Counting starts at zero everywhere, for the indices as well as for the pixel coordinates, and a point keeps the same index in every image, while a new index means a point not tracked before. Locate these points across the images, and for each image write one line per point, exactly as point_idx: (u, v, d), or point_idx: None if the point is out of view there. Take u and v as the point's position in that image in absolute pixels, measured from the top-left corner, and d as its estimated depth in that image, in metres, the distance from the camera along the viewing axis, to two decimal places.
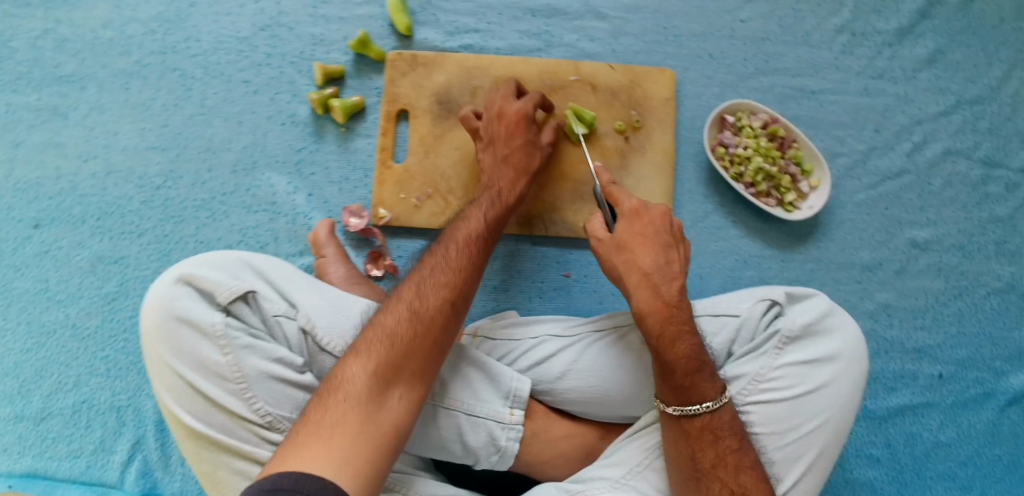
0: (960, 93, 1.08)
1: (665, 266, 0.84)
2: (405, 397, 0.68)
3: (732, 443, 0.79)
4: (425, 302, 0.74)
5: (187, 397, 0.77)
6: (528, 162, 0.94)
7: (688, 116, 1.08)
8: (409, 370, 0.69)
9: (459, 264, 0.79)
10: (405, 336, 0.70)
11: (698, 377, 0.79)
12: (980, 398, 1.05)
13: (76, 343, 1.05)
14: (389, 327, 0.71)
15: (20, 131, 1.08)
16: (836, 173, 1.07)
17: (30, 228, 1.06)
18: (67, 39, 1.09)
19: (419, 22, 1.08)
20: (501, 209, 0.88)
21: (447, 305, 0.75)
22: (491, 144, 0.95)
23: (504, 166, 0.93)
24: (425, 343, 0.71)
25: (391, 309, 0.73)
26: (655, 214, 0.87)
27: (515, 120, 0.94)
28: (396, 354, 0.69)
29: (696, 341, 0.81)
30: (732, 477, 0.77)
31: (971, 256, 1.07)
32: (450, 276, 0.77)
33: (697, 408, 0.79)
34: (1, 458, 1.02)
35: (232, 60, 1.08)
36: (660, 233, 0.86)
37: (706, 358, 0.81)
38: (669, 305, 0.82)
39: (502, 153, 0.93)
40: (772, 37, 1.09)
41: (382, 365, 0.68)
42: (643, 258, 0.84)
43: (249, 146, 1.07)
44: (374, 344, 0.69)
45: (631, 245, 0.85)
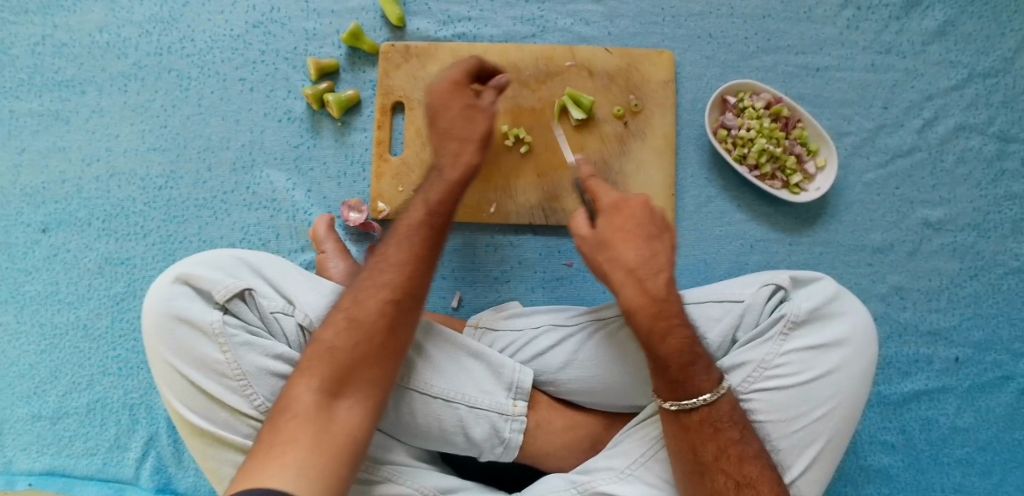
0: (973, 66, 1.04)
1: (650, 260, 0.81)
2: (358, 404, 0.69)
3: (733, 435, 0.77)
4: (362, 308, 0.73)
5: (190, 395, 0.78)
6: (471, 129, 0.88)
7: (688, 98, 1.05)
8: (359, 376, 0.69)
9: (399, 258, 0.77)
10: (347, 345, 0.70)
11: (693, 370, 0.78)
12: (998, 381, 1.02)
13: (87, 344, 1.07)
14: (330, 340, 0.71)
15: (23, 137, 1.09)
16: (844, 153, 1.04)
17: (37, 232, 1.08)
18: (64, 44, 1.10)
19: (411, 13, 1.07)
20: (445, 187, 0.84)
21: (389, 305, 0.73)
22: (431, 120, 0.89)
23: (448, 139, 0.87)
24: (371, 348, 0.71)
25: (330, 322, 0.73)
26: (636, 205, 0.84)
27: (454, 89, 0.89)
28: (341, 366, 0.69)
29: (689, 333, 0.79)
30: (736, 468, 0.76)
31: (987, 234, 1.03)
32: (390, 273, 0.75)
33: (693, 402, 0.77)
34: (22, 457, 1.04)
35: (227, 58, 1.08)
36: (644, 226, 0.83)
37: (701, 349, 0.79)
38: (657, 300, 0.79)
39: (443, 126, 0.88)
40: (773, 14, 1.06)
41: (327, 378, 0.68)
42: (627, 256, 0.81)
43: (247, 144, 1.07)
44: (318, 357, 0.69)
45: (614, 242, 0.82)
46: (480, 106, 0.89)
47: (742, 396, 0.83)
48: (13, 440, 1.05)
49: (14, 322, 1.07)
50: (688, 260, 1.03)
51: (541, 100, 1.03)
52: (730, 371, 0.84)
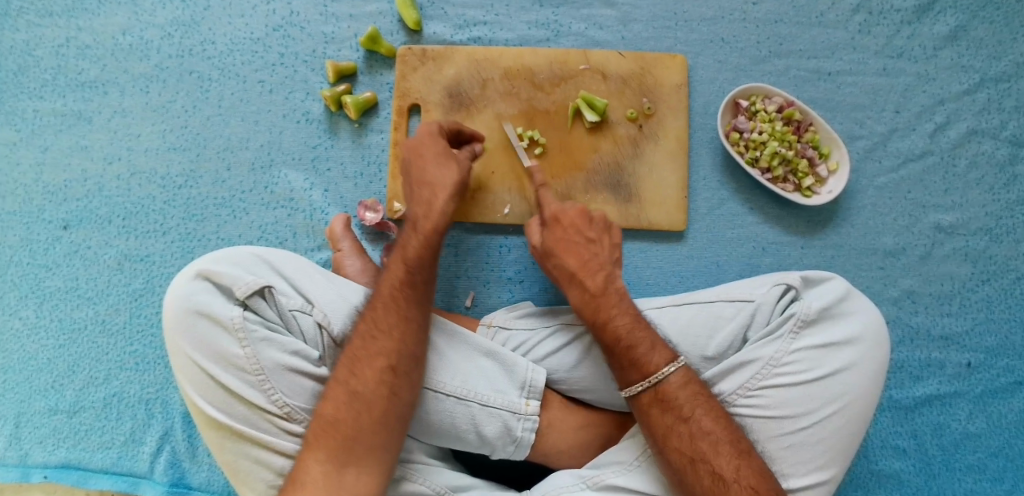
0: (985, 71, 1.05)
1: (589, 261, 0.89)
2: (364, 471, 0.74)
3: (682, 412, 0.78)
4: (360, 380, 0.77)
5: (209, 389, 0.79)
6: (445, 176, 0.90)
7: (700, 102, 1.06)
8: (362, 445, 0.75)
9: (387, 324, 0.80)
10: (347, 419, 0.75)
11: (634, 354, 0.81)
12: (1011, 386, 1.02)
13: (105, 339, 1.08)
14: (330, 413, 0.76)
15: (47, 136, 1.12)
16: (855, 156, 1.04)
17: (58, 229, 1.10)
18: (89, 45, 1.12)
19: (427, 17, 1.09)
20: (423, 239, 0.86)
21: (386, 373, 0.77)
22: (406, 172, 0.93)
23: (419, 187, 0.89)
24: (371, 419, 0.76)
25: (330, 394, 0.77)
26: (573, 212, 0.93)
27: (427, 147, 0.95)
28: (344, 438, 0.75)
29: (629, 320, 0.84)
30: (688, 444, 0.77)
31: (999, 239, 1.03)
32: (382, 341, 0.79)
33: (640, 385, 0.80)
34: (38, 450, 1.06)
35: (247, 60, 1.11)
36: (584, 230, 0.91)
37: (643, 332, 0.83)
38: (594, 296, 0.86)
39: (415, 174, 0.91)
40: (786, 19, 1.07)
41: (332, 452, 0.74)
42: (568, 261, 0.90)
43: (265, 144, 1.09)
44: (322, 434, 0.75)
45: (558, 249, 0.91)
46: (453, 155, 0.92)
47: (749, 392, 0.84)
48: (30, 433, 1.07)
49: (34, 317, 1.09)
50: (700, 262, 1.04)
51: (555, 103, 1.05)
52: (739, 366, 0.84)
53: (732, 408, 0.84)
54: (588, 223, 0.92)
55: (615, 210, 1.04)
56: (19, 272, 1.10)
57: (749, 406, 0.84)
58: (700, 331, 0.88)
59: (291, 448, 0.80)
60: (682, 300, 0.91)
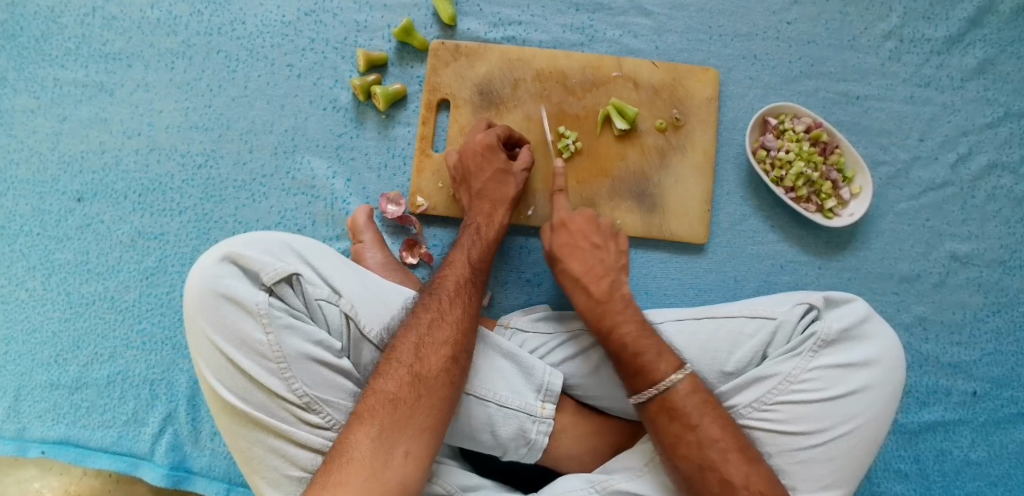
0: (1009, 106, 1.06)
1: (594, 267, 0.92)
2: (413, 453, 0.73)
3: (689, 421, 0.78)
4: (425, 364, 0.78)
5: (228, 374, 0.78)
6: (503, 191, 0.97)
7: (729, 117, 1.07)
8: (414, 425, 0.74)
9: (455, 317, 0.83)
10: (406, 399, 0.75)
11: (642, 361, 0.83)
12: (1013, 417, 1.03)
13: (113, 316, 1.06)
14: (390, 390, 0.76)
15: (66, 105, 1.09)
16: (878, 182, 1.06)
17: (72, 201, 1.08)
18: (115, 17, 1.10)
19: (462, 13, 1.08)
20: (482, 247, 0.93)
21: (448, 362, 0.79)
22: (465, 180, 0.99)
23: (480, 199, 0.96)
24: (429, 403, 0.76)
25: (391, 372, 0.77)
26: (580, 220, 0.96)
27: (478, 151, 0.97)
28: (400, 416, 0.74)
29: (635, 327, 0.86)
30: (695, 452, 0.77)
31: (1012, 272, 1.05)
32: (448, 332, 0.81)
33: (647, 393, 0.81)
34: (36, 424, 1.04)
35: (276, 43, 1.09)
36: (591, 235, 0.95)
37: (649, 340, 0.84)
38: (599, 302, 0.89)
39: (476, 187, 0.97)
40: (818, 41, 1.08)
41: (384, 428, 0.73)
42: (573, 267, 0.93)
43: (290, 129, 1.08)
44: (377, 409, 0.74)
45: (562, 256, 0.94)
46: (512, 170, 0.98)
47: (764, 405, 0.84)
48: (30, 406, 1.04)
49: (41, 289, 1.07)
50: (718, 276, 1.05)
51: (585, 108, 1.05)
52: (755, 381, 0.85)
53: (745, 420, 0.85)
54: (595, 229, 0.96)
55: (638, 219, 1.04)
56: (28, 243, 1.08)
57: (762, 419, 0.84)
58: (720, 347, 0.88)
59: (307, 438, 0.79)
60: (704, 313, 0.91)
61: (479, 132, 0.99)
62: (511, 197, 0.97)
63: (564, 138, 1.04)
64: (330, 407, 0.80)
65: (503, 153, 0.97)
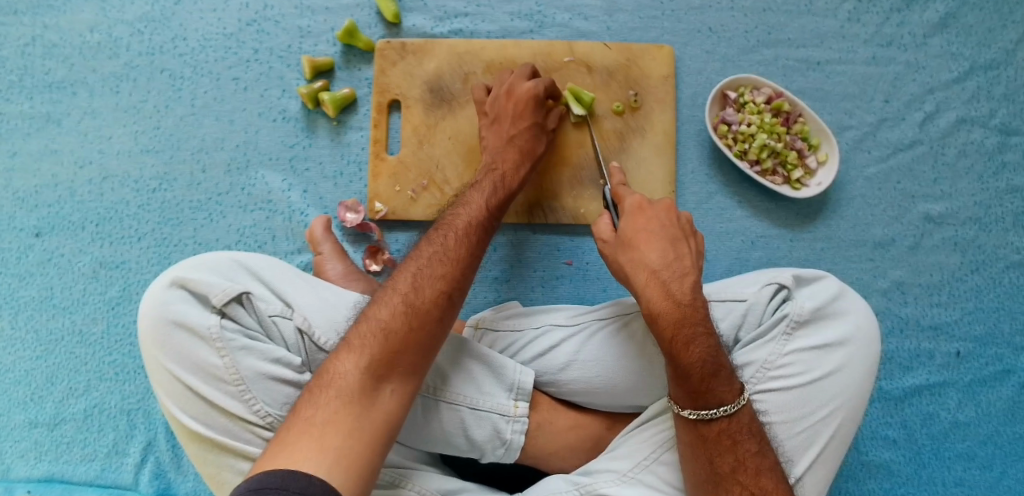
0: (974, 59, 1.03)
1: (675, 263, 0.81)
2: (401, 389, 0.68)
3: (751, 447, 0.75)
4: (420, 294, 0.72)
5: (189, 401, 0.77)
6: (532, 145, 0.94)
7: (688, 93, 1.04)
8: (405, 362, 0.68)
9: (458, 253, 0.77)
10: (398, 329, 0.69)
11: (715, 381, 0.75)
12: (999, 374, 1.02)
13: (83, 350, 1.05)
14: (382, 320, 0.70)
15: (14, 139, 1.07)
16: (845, 147, 1.03)
17: (30, 237, 1.07)
18: (55, 45, 1.08)
19: (407, 9, 1.05)
20: (502, 196, 0.87)
21: (446, 296, 0.73)
22: (495, 121, 0.95)
23: (508, 146, 0.93)
24: (422, 336, 0.70)
25: (385, 303, 0.71)
26: (660, 208, 0.85)
27: (522, 100, 0.94)
28: (390, 346, 0.68)
29: (712, 343, 0.77)
30: (753, 481, 0.74)
31: (988, 228, 1.03)
32: (449, 266, 0.75)
33: (715, 411, 0.75)
34: (19, 464, 1.03)
35: (220, 57, 1.07)
36: (670, 232, 0.83)
37: (724, 360, 0.77)
38: (680, 305, 0.78)
39: (506, 129, 0.94)
40: (773, 7, 1.04)
41: (374, 359, 0.67)
42: (650, 256, 0.81)
43: (242, 144, 1.06)
44: (368, 337, 0.68)
45: (637, 242, 0.82)
46: (542, 126, 0.95)
47: None
48: (10, 446, 1.04)
49: (9, 328, 1.06)
50: None
51: None
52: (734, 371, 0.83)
53: None
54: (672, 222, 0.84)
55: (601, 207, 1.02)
56: None
57: None
58: None
59: None
60: None
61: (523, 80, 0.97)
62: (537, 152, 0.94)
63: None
64: None
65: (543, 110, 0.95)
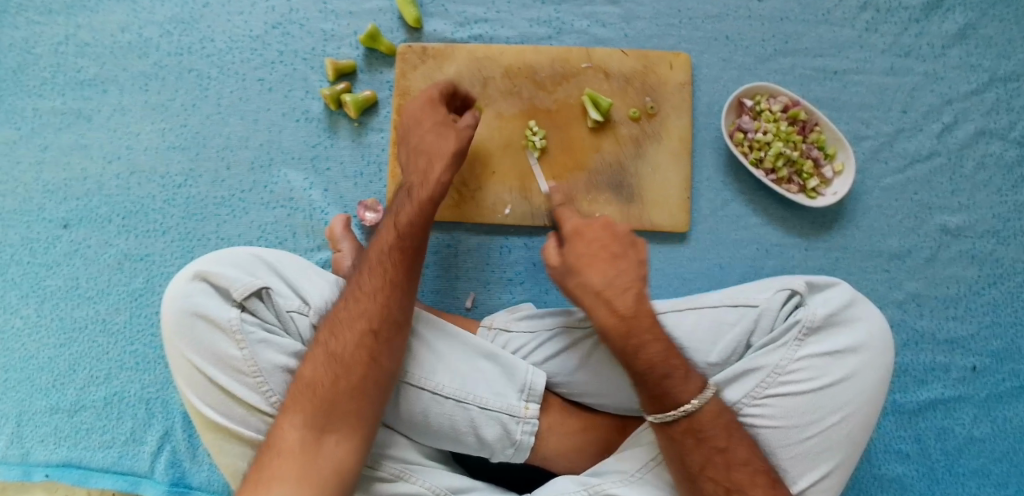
0: (993, 71, 1.03)
1: (616, 280, 0.82)
2: (343, 433, 0.73)
3: (717, 444, 0.77)
4: (340, 342, 0.76)
5: (208, 391, 0.79)
6: (443, 145, 0.91)
7: (705, 101, 1.05)
8: (339, 408, 0.73)
9: (374, 287, 0.79)
10: (325, 381, 0.74)
11: (670, 384, 0.78)
12: (1016, 391, 1.00)
13: (105, 338, 1.08)
14: (308, 375, 0.75)
15: (47, 134, 1.11)
16: (861, 157, 1.03)
17: (59, 228, 1.10)
18: (88, 43, 1.11)
19: (428, 14, 1.08)
20: (418, 206, 0.85)
21: (366, 336, 0.76)
22: (405, 136, 0.94)
23: (417, 154, 0.90)
24: (349, 380, 0.74)
25: (311, 357, 0.76)
26: (597, 226, 0.86)
27: (424, 108, 0.93)
28: (321, 398, 0.73)
29: (663, 346, 0.79)
30: (724, 475, 0.76)
31: (1007, 241, 1.02)
32: (366, 304, 0.78)
33: (673, 415, 0.77)
34: (39, 448, 1.06)
35: (246, 58, 1.10)
36: (608, 246, 0.84)
37: (678, 360, 0.79)
38: (625, 319, 0.80)
39: (414, 141, 0.92)
40: (791, 17, 1.05)
41: (308, 413, 0.72)
42: (593, 278, 0.82)
43: (265, 143, 1.08)
44: (300, 395, 0.74)
45: (580, 266, 0.83)
46: (451, 124, 0.92)
47: (754, 401, 0.82)
48: (32, 431, 1.07)
49: (35, 315, 1.09)
50: (703, 265, 1.03)
51: (556, 102, 1.04)
52: (744, 376, 0.83)
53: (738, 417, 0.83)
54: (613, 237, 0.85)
55: (616, 211, 1.02)
56: (20, 272, 1.10)
57: (754, 415, 0.82)
58: (704, 339, 0.86)
59: None
60: (684, 304, 0.89)
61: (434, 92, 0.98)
62: (452, 153, 0.90)
63: (534, 134, 1.03)
64: None
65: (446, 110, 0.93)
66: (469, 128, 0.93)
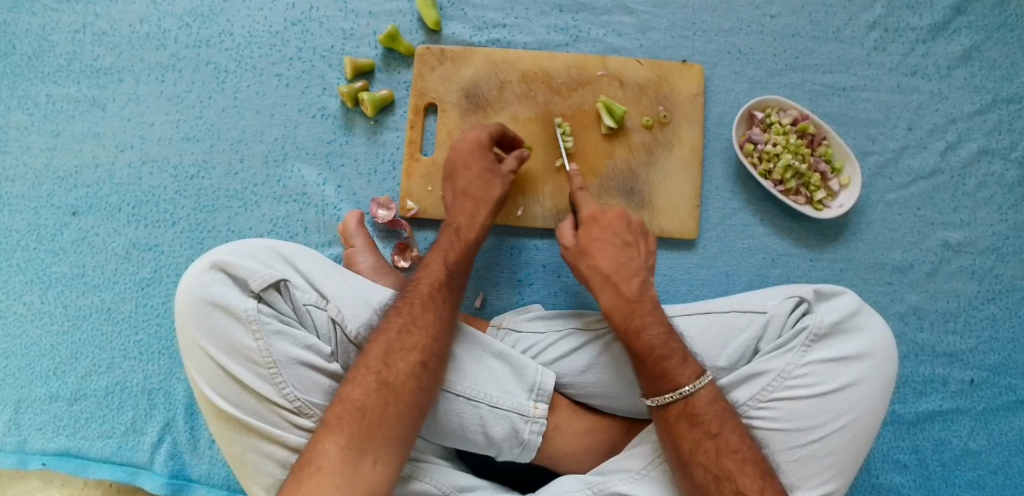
0: (996, 92, 1.06)
1: (624, 266, 0.91)
2: (382, 460, 0.73)
3: (709, 429, 0.77)
4: (393, 371, 0.78)
5: (220, 381, 0.78)
6: (489, 192, 0.97)
7: (716, 112, 1.07)
8: (383, 434, 0.74)
9: (425, 322, 0.83)
10: (375, 406, 0.75)
11: (667, 364, 0.81)
12: (1012, 405, 1.03)
13: (110, 327, 1.07)
14: (357, 399, 0.75)
15: (60, 121, 1.11)
16: (867, 172, 1.05)
17: (67, 215, 1.09)
18: (106, 32, 1.12)
19: (447, 17, 1.09)
20: (461, 251, 0.93)
21: (418, 368, 0.79)
22: (450, 177, 0.99)
23: (463, 198, 0.96)
24: (398, 410, 0.76)
25: (359, 379, 0.77)
26: (610, 217, 0.94)
27: (470, 148, 0.98)
28: (368, 424, 0.74)
29: (663, 330, 0.84)
30: (713, 461, 0.75)
31: (1006, 258, 1.05)
32: (419, 337, 0.81)
33: (669, 396, 0.79)
34: (37, 437, 1.05)
35: (264, 54, 1.10)
36: (620, 234, 0.93)
37: (676, 344, 0.83)
38: (630, 301, 0.87)
39: (461, 185, 0.97)
40: (802, 33, 1.08)
41: (353, 436, 0.72)
42: (602, 263, 0.91)
43: (280, 138, 1.09)
44: (346, 416, 0.74)
45: (592, 250, 0.92)
46: (497, 170, 0.98)
47: (760, 403, 0.83)
48: (30, 419, 1.05)
49: (39, 302, 1.08)
50: (710, 272, 1.05)
51: (571, 108, 1.05)
52: (751, 379, 0.84)
53: (743, 419, 0.84)
54: (626, 227, 0.94)
55: None
56: (26, 258, 1.09)
57: (759, 418, 0.83)
58: (712, 342, 0.88)
59: (299, 442, 0.79)
60: (694, 308, 0.90)
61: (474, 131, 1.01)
62: (495, 200, 0.97)
63: (560, 135, 1.04)
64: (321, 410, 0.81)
65: (492, 154, 0.98)
66: (511, 174, 0.99)
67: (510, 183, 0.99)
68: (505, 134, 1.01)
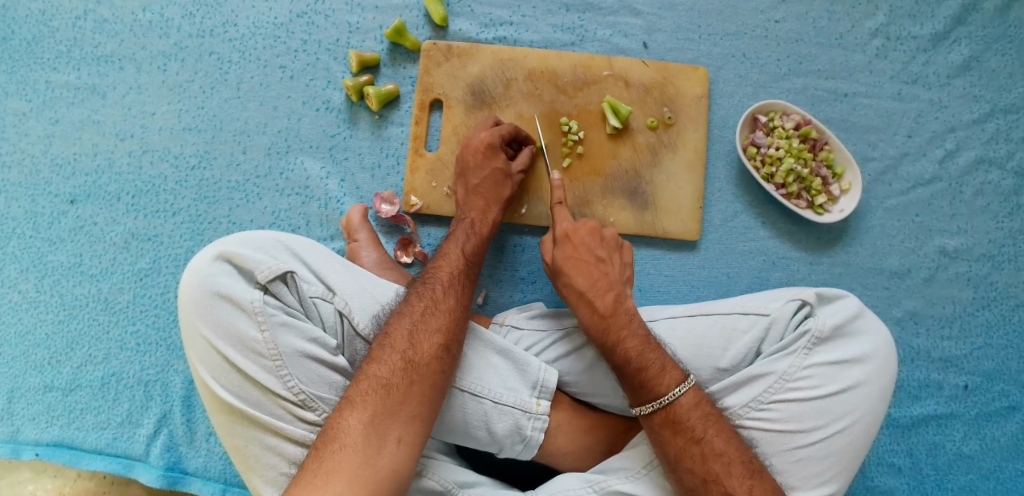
0: (995, 102, 1.08)
1: (599, 281, 0.89)
2: (405, 440, 0.73)
3: (694, 434, 0.78)
4: (418, 350, 0.78)
5: (224, 372, 0.78)
6: (499, 191, 0.98)
7: (720, 115, 1.08)
8: (406, 414, 0.74)
9: (448, 306, 0.83)
10: (399, 385, 0.75)
11: (646, 376, 0.81)
12: (1004, 410, 1.04)
13: (106, 317, 1.06)
14: (383, 376, 0.76)
15: (59, 108, 1.09)
16: (867, 178, 1.07)
17: (65, 204, 1.08)
18: (107, 19, 1.11)
19: (454, 13, 1.09)
20: (477, 242, 0.93)
21: (441, 350, 0.80)
22: (462, 174, 0.99)
23: (475, 195, 0.97)
24: (422, 390, 0.76)
25: (384, 358, 0.77)
26: (584, 232, 0.93)
27: (481, 150, 0.97)
28: (392, 402, 0.74)
29: (639, 342, 0.84)
30: (700, 465, 0.77)
31: (1001, 266, 1.06)
32: (442, 319, 0.82)
33: (652, 405, 0.81)
34: (29, 427, 1.03)
35: (269, 45, 1.10)
36: (594, 250, 0.92)
37: (654, 355, 0.83)
38: (604, 317, 0.86)
39: (473, 182, 0.97)
40: (806, 39, 1.09)
41: (376, 414, 0.73)
42: (578, 281, 0.90)
43: (283, 130, 1.08)
44: (370, 394, 0.74)
45: (567, 269, 0.91)
46: (509, 176, 0.98)
47: (760, 405, 0.84)
48: (23, 409, 1.04)
49: (34, 291, 1.07)
50: (710, 273, 1.05)
51: (578, 107, 1.06)
52: (752, 381, 0.85)
53: (742, 421, 0.85)
54: (599, 242, 0.93)
55: (631, 217, 1.04)
56: (21, 246, 1.08)
57: (760, 419, 0.84)
58: (715, 342, 0.88)
59: (303, 435, 0.79)
60: (696, 310, 0.91)
61: (484, 130, 1.00)
62: (506, 198, 0.98)
63: (570, 132, 1.05)
64: (325, 404, 0.80)
65: (503, 155, 0.98)
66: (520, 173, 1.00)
67: (519, 182, 1.00)
68: (519, 135, 1.01)
